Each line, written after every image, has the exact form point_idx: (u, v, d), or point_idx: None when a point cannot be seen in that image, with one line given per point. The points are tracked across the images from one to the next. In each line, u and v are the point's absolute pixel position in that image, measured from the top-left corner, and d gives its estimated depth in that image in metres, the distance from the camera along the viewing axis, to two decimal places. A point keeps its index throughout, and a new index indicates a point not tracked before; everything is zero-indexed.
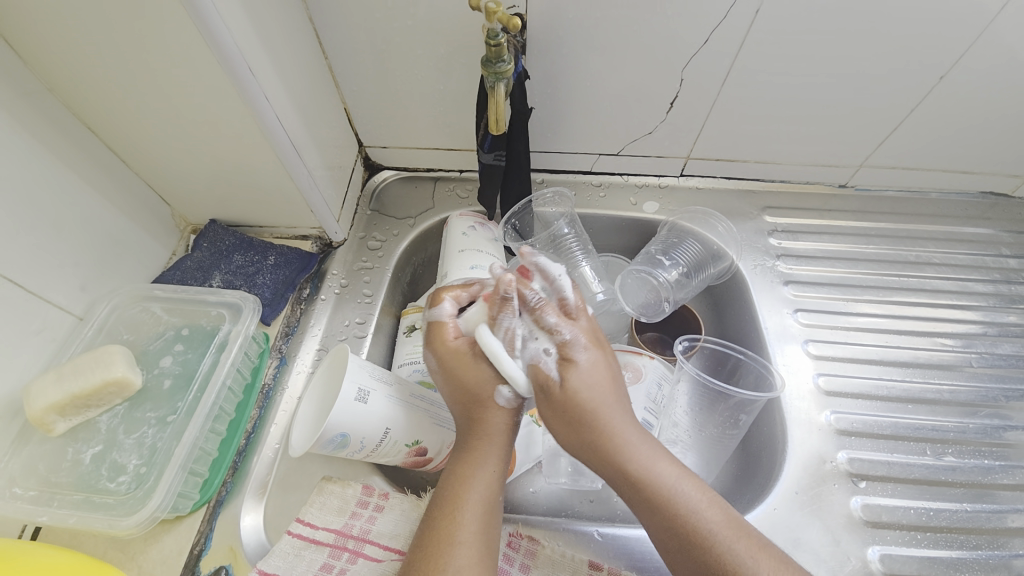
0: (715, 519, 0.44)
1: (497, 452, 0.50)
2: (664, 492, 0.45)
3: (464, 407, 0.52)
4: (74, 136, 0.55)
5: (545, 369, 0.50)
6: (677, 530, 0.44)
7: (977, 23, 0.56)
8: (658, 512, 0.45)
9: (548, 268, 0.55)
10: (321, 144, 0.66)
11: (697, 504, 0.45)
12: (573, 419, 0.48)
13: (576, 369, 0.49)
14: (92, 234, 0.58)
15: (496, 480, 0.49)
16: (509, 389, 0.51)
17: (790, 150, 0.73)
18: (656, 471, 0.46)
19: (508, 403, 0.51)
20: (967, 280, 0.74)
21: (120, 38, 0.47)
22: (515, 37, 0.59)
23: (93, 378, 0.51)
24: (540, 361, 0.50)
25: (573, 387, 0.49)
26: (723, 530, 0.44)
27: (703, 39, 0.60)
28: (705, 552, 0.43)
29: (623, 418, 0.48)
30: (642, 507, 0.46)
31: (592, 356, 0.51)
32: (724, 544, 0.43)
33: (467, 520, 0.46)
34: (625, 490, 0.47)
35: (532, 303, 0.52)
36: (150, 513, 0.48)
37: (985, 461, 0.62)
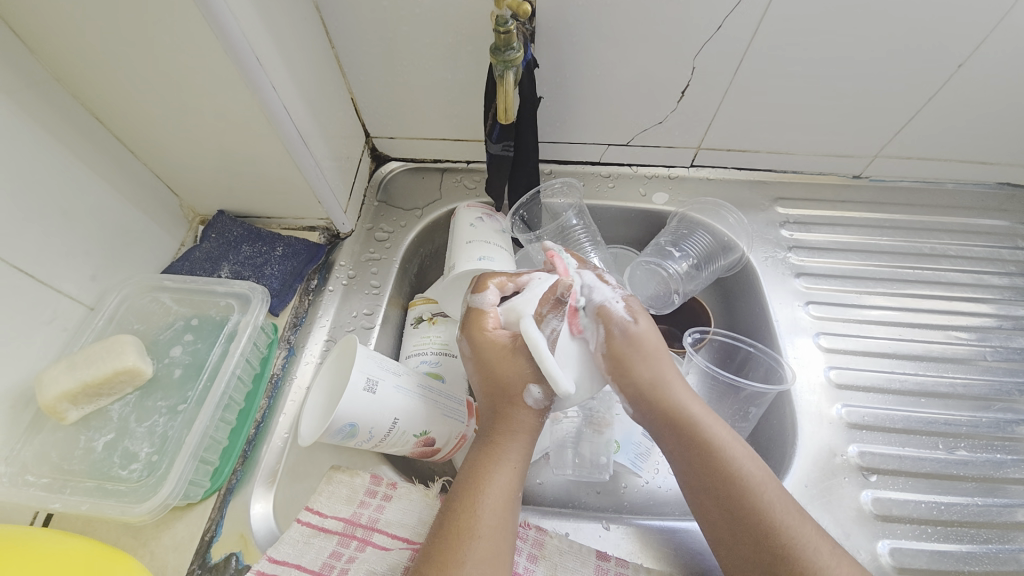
0: (760, 472, 0.48)
1: (525, 440, 0.51)
2: (717, 440, 0.49)
3: (492, 403, 0.53)
4: (81, 125, 0.55)
5: (600, 342, 0.52)
6: (727, 478, 0.48)
7: (997, 10, 0.55)
8: (711, 459, 0.48)
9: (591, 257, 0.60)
10: (328, 135, 0.66)
11: (744, 457, 0.49)
12: (636, 365, 0.52)
13: (637, 325, 0.54)
14: (101, 224, 0.58)
15: (518, 474, 0.50)
16: (539, 391, 0.51)
17: (802, 140, 0.72)
18: (709, 421, 0.50)
19: (537, 403, 0.52)
20: (982, 273, 0.72)
21: (127, 25, 0.46)
22: (524, 24, 0.58)
23: (104, 367, 0.51)
24: (608, 306, 0.54)
25: (635, 336, 0.53)
26: (767, 483, 0.47)
27: (715, 26, 0.59)
28: (751, 501, 0.46)
29: (675, 372, 0.53)
30: (694, 455, 0.49)
31: (648, 320, 0.55)
32: (769, 495, 0.47)
33: (489, 509, 0.47)
34: (678, 438, 0.50)
35: (593, 266, 0.58)
36: (161, 500, 0.48)
37: (997, 455, 0.61)
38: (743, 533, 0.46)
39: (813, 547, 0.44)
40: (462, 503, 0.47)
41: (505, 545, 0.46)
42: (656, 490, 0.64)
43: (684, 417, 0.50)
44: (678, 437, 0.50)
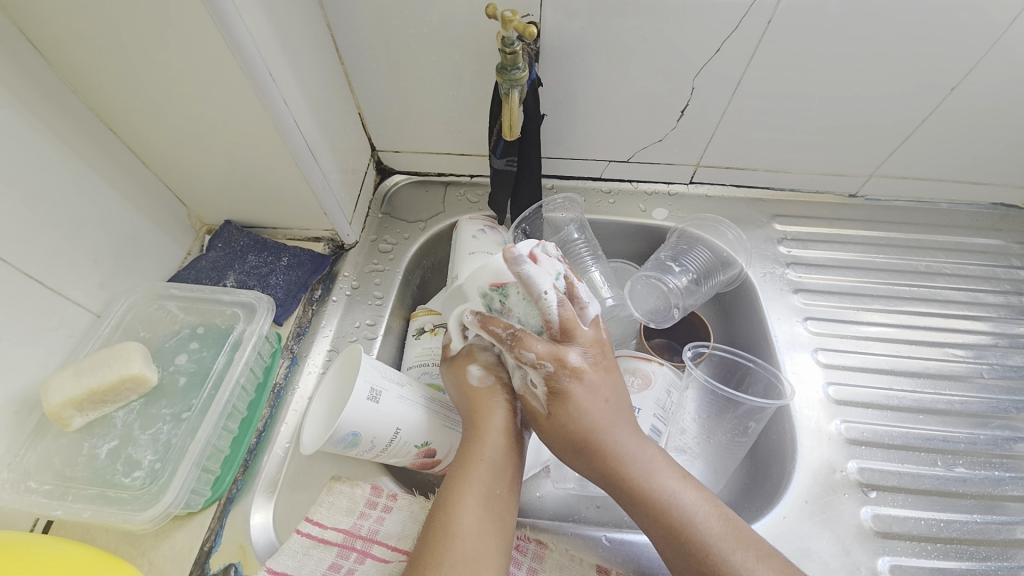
0: (715, 528, 0.47)
1: (500, 440, 0.52)
2: (661, 503, 0.48)
3: (467, 406, 0.55)
4: (95, 136, 0.57)
5: (532, 401, 0.53)
6: (676, 541, 0.47)
7: (988, 36, 0.57)
8: (657, 521, 0.48)
9: (530, 286, 0.51)
10: (336, 147, 0.67)
11: (699, 515, 0.47)
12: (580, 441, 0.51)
13: (552, 403, 0.52)
14: (111, 232, 0.59)
15: (489, 472, 0.50)
16: (476, 370, 0.56)
17: (800, 158, 0.74)
18: (657, 481, 0.49)
19: (482, 381, 0.56)
20: (977, 291, 0.73)
21: (145, 41, 0.48)
22: (530, 44, 0.60)
23: (110, 374, 0.51)
24: (525, 393, 0.54)
25: (565, 416, 0.51)
26: (724, 535, 0.46)
27: (715, 49, 0.60)
28: (699, 563, 0.46)
29: (625, 437, 0.51)
30: (642, 518, 0.49)
31: (579, 382, 0.51)
32: (721, 554, 0.45)
33: (466, 510, 0.47)
34: (627, 502, 0.50)
35: (512, 336, 0.52)
36: (163, 509, 0.49)
37: (995, 472, 0.61)
38: None
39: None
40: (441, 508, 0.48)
41: (487, 546, 0.46)
42: None
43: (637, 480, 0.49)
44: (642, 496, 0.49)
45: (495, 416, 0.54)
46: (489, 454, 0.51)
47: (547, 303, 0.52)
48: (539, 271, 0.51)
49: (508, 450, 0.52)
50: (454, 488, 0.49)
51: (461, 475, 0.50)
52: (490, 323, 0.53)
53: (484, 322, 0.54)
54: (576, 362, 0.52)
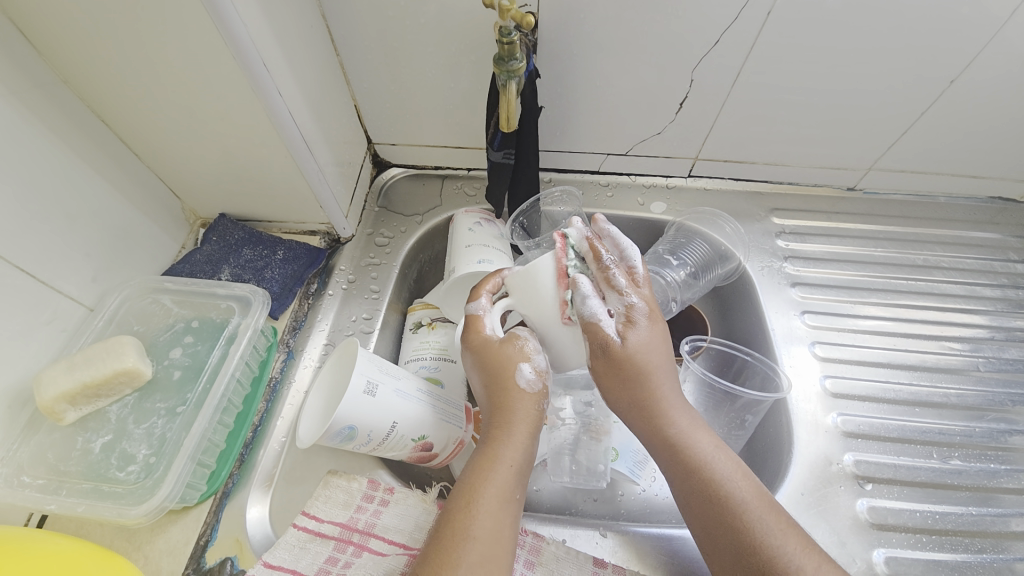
0: (742, 487, 0.46)
1: (524, 437, 0.51)
2: (700, 456, 0.48)
3: (495, 395, 0.53)
4: (86, 127, 0.56)
5: (606, 329, 0.49)
6: (705, 495, 0.47)
7: (988, 29, 0.56)
8: (694, 472, 0.48)
9: (619, 238, 0.54)
10: (331, 140, 0.67)
11: (728, 473, 0.47)
12: (625, 385, 0.50)
13: (632, 334, 0.50)
14: (103, 225, 0.59)
15: (514, 476, 0.49)
16: (530, 370, 0.52)
17: (798, 152, 0.73)
18: (696, 437, 0.49)
19: (531, 385, 0.52)
20: (974, 285, 0.74)
21: (136, 29, 0.47)
22: (527, 35, 0.59)
23: (104, 368, 0.51)
24: (602, 320, 0.49)
25: (631, 352, 0.49)
26: (756, 496, 0.46)
27: (713, 41, 0.60)
28: (727, 517, 0.45)
29: (670, 386, 0.51)
30: (677, 469, 0.48)
31: (654, 325, 0.51)
32: (752, 513, 0.45)
33: (487, 515, 0.46)
34: (664, 450, 0.49)
35: (607, 263, 0.51)
36: (158, 503, 0.48)
37: (990, 465, 0.62)
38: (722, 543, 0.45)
39: (796, 564, 0.42)
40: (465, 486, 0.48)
41: (502, 551, 0.45)
42: (653, 497, 0.64)
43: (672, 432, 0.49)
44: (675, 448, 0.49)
45: (523, 420, 0.51)
46: (513, 454, 0.50)
47: (632, 254, 0.54)
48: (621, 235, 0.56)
49: (530, 453, 0.51)
50: (472, 487, 0.48)
51: (484, 474, 0.48)
52: (592, 243, 0.52)
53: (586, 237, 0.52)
54: (655, 307, 0.52)
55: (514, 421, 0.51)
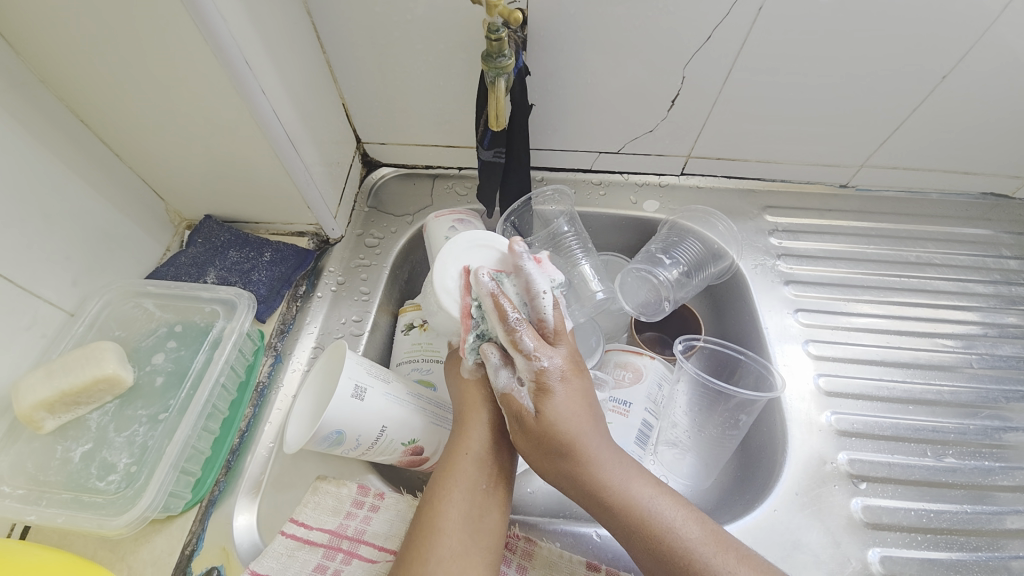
0: (692, 533, 0.46)
1: (482, 428, 0.52)
2: (641, 509, 0.47)
3: (458, 392, 0.54)
4: (65, 128, 0.54)
5: (518, 402, 0.50)
6: (655, 551, 0.46)
7: (979, 24, 0.56)
8: (641, 533, 0.46)
9: (533, 282, 0.52)
10: (318, 139, 0.66)
11: (673, 521, 0.46)
12: (557, 453, 0.49)
13: (546, 402, 0.49)
14: (83, 229, 0.57)
15: (475, 465, 0.49)
16: (473, 360, 0.54)
17: (790, 149, 0.73)
18: (634, 489, 0.48)
19: (474, 374, 0.54)
20: (967, 281, 0.73)
21: (113, 26, 0.46)
22: (516, 31, 0.58)
23: (83, 375, 0.50)
24: (514, 392, 0.50)
25: (550, 420, 0.48)
26: (708, 543, 0.45)
27: (704, 38, 0.59)
28: (678, 569, 0.45)
29: (600, 444, 0.49)
30: (618, 528, 0.48)
31: (567, 391, 0.50)
32: (702, 560, 0.44)
33: (453, 505, 0.47)
34: (607, 519, 0.48)
35: (525, 350, 0.49)
36: (139, 513, 0.47)
37: (985, 462, 0.62)
38: None
39: None
40: (427, 502, 0.48)
41: (474, 543, 0.46)
42: None
43: (604, 497, 0.48)
44: (609, 512, 0.48)
45: (482, 412, 0.52)
46: (472, 450, 0.50)
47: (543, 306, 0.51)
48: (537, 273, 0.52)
49: (494, 445, 0.51)
50: (437, 485, 0.49)
51: (447, 466, 0.49)
52: (497, 300, 0.49)
53: (489, 293, 0.50)
54: (569, 366, 0.51)
55: (474, 412, 0.52)
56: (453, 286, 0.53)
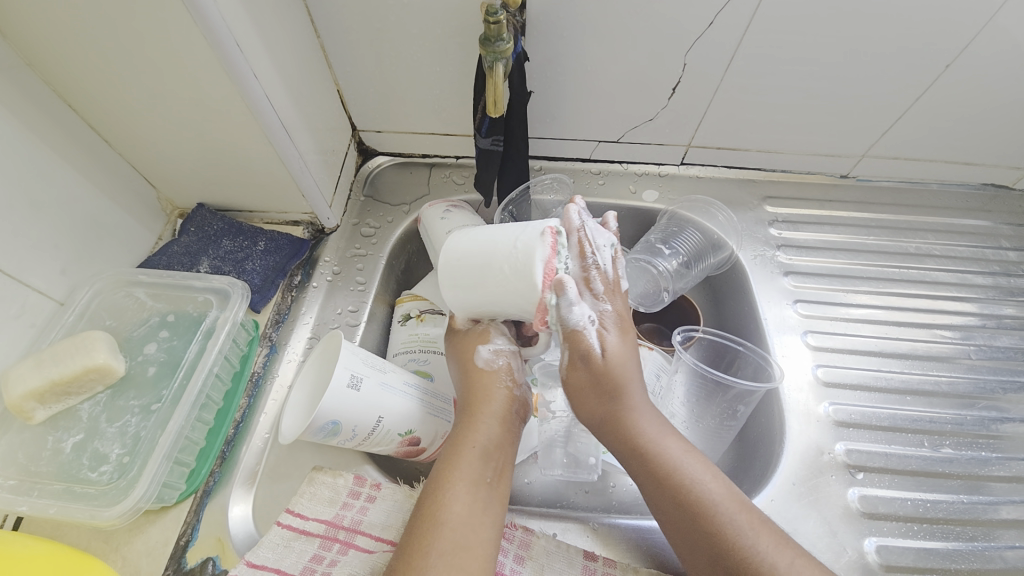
0: (719, 490, 0.46)
1: (490, 421, 0.51)
2: (670, 463, 0.47)
3: (464, 380, 0.54)
4: (52, 113, 0.53)
5: (586, 337, 0.48)
6: (681, 505, 0.46)
7: (983, 13, 0.55)
8: (669, 485, 0.47)
9: (595, 235, 0.48)
10: (313, 126, 0.64)
11: (701, 478, 0.47)
12: (603, 393, 0.49)
13: (609, 342, 0.49)
14: (72, 216, 0.56)
15: (481, 458, 0.49)
16: (489, 349, 0.53)
17: (791, 139, 0.72)
18: (665, 444, 0.48)
19: (489, 364, 0.53)
20: (966, 272, 0.73)
21: (97, 5, 0.45)
22: (515, 15, 0.57)
23: (73, 365, 0.49)
24: (585, 329, 0.48)
25: (609, 357, 0.49)
26: (734, 501, 0.45)
27: (705, 25, 0.58)
28: (704, 525, 0.45)
29: (640, 395, 0.50)
30: (647, 478, 0.48)
31: (624, 334, 0.50)
32: (726, 516, 0.44)
33: (456, 499, 0.46)
34: (636, 470, 0.49)
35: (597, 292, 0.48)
36: (132, 504, 0.47)
37: (981, 453, 0.62)
38: (701, 552, 0.45)
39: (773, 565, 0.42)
40: (430, 492, 0.47)
41: (478, 534, 0.45)
42: None
43: (638, 446, 0.48)
44: (640, 462, 0.48)
45: (494, 401, 0.52)
46: (481, 436, 0.50)
47: (607, 257, 0.49)
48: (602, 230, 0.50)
49: (502, 436, 0.51)
50: (441, 474, 0.48)
51: (451, 459, 0.49)
52: (580, 238, 0.47)
53: (572, 231, 0.47)
54: (627, 314, 0.51)
55: (481, 405, 0.52)
56: (542, 253, 0.44)
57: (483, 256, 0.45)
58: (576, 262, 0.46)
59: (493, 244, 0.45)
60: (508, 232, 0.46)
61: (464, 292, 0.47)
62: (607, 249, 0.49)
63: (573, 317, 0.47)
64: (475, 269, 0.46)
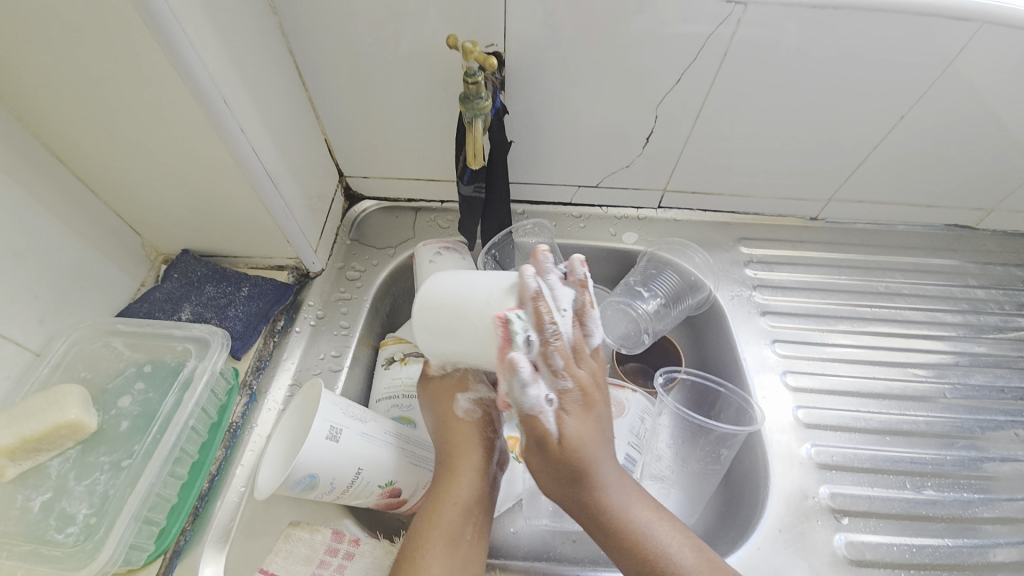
0: (687, 557, 0.46)
1: (470, 475, 0.50)
2: (640, 532, 0.47)
3: (443, 430, 0.53)
4: (40, 166, 0.54)
5: (545, 420, 0.47)
6: (652, 573, 0.46)
7: (933, 68, 0.59)
8: (639, 555, 0.46)
9: (559, 297, 0.49)
10: (299, 175, 0.66)
11: (670, 544, 0.47)
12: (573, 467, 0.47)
13: (566, 424, 0.48)
14: (55, 267, 0.56)
15: (460, 514, 0.48)
16: (467, 400, 0.53)
17: (762, 184, 0.75)
18: (634, 512, 0.48)
19: (467, 415, 0.53)
20: (937, 311, 0.75)
21: (88, 63, 0.46)
22: (493, 74, 0.60)
23: (44, 421, 0.48)
24: (541, 413, 0.47)
25: (570, 435, 0.47)
26: (702, 567, 0.46)
27: (674, 80, 0.62)
28: None
29: (610, 464, 0.48)
30: (618, 551, 0.47)
31: (584, 412, 0.49)
32: None
33: (435, 562, 0.45)
34: (607, 537, 0.47)
35: (555, 367, 0.48)
36: (99, 568, 0.45)
37: (964, 494, 0.62)
38: None
39: None
40: (408, 554, 0.46)
41: None
42: None
43: (609, 514, 0.47)
44: (612, 530, 0.47)
45: (472, 455, 0.51)
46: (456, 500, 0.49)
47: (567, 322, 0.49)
48: (564, 288, 0.50)
49: (480, 497, 0.50)
50: (420, 535, 0.47)
51: (427, 521, 0.47)
52: (537, 308, 0.46)
53: (529, 301, 0.46)
54: (590, 387, 0.49)
55: (460, 458, 0.51)
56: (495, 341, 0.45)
57: (454, 309, 0.46)
58: (534, 336, 0.46)
59: (465, 296, 0.47)
60: (479, 285, 0.47)
61: (433, 338, 0.48)
62: (569, 311, 0.49)
63: (528, 399, 0.46)
64: (445, 320, 0.47)
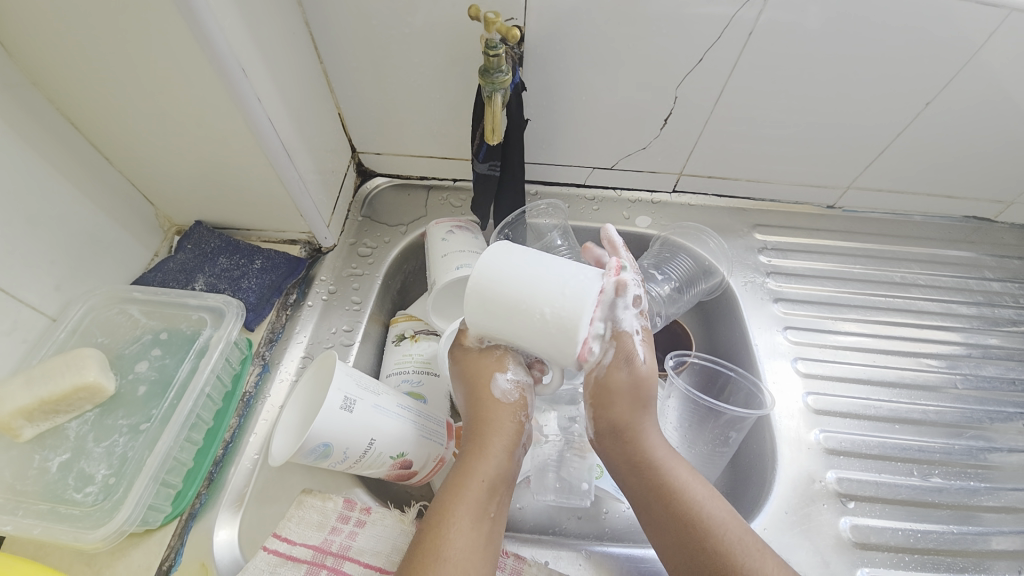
0: (719, 508, 0.46)
1: (500, 453, 0.50)
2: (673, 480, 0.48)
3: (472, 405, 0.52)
4: (55, 130, 0.54)
5: (634, 345, 0.48)
6: (683, 520, 0.46)
7: (962, 54, 0.58)
8: (673, 502, 0.47)
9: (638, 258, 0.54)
10: (313, 147, 0.65)
11: (703, 496, 0.47)
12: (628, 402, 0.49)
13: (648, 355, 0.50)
14: (69, 233, 0.56)
15: (486, 491, 0.48)
16: (508, 379, 0.52)
17: (780, 170, 0.75)
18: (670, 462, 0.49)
19: (505, 395, 0.52)
20: (951, 302, 0.75)
21: (100, 25, 0.46)
22: (513, 48, 0.59)
23: (63, 383, 0.48)
24: (631, 336, 0.48)
25: (647, 367, 0.49)
26: (733, 519, 0.46)
27: (696, 59, 0.61)
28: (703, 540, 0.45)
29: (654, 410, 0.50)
30: (652, 495, 0.48)
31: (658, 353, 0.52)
32: (727, 534, 0.45)
33: (459, 534, 0.46)
34: (642, 482, 0.49)
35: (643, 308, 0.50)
36: (117, 527, 0.46)
37: (970, 483, 0.62)
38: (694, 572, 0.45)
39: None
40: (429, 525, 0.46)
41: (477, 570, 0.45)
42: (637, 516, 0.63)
43: (649, 459, 0.49)
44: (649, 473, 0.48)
45: (503, 436, 0.51)
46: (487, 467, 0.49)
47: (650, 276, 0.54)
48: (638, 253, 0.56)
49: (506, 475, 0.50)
50: (446, 497, 0.48)
51: (459, 476, 0.48)
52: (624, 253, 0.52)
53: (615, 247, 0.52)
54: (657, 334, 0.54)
55: (491, 436, 0.51)
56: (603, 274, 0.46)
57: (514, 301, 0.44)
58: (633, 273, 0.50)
59: (532, 291, 0.43)
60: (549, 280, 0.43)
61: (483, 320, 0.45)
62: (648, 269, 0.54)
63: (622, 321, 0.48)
64: (503, 306, 0.44)
